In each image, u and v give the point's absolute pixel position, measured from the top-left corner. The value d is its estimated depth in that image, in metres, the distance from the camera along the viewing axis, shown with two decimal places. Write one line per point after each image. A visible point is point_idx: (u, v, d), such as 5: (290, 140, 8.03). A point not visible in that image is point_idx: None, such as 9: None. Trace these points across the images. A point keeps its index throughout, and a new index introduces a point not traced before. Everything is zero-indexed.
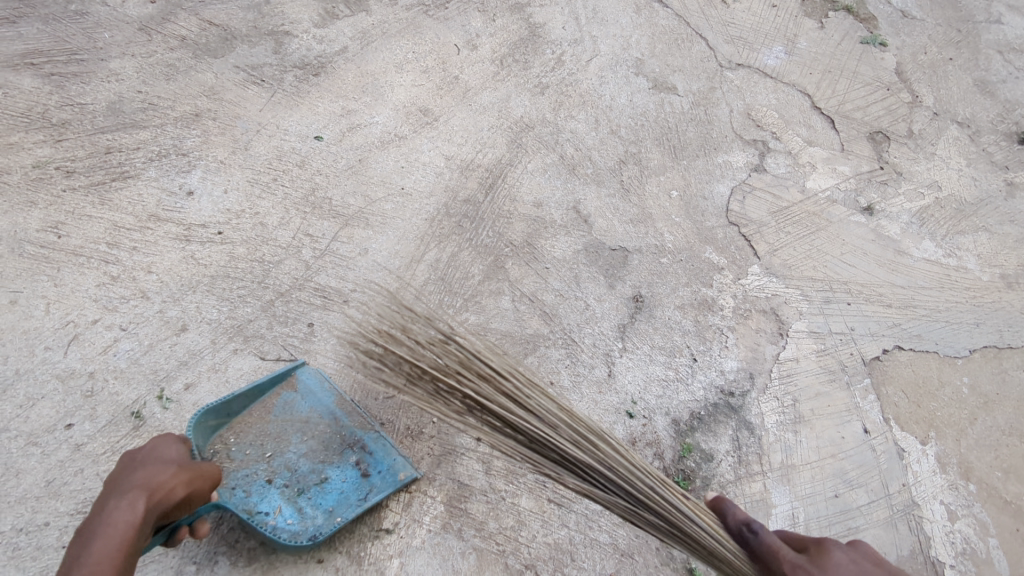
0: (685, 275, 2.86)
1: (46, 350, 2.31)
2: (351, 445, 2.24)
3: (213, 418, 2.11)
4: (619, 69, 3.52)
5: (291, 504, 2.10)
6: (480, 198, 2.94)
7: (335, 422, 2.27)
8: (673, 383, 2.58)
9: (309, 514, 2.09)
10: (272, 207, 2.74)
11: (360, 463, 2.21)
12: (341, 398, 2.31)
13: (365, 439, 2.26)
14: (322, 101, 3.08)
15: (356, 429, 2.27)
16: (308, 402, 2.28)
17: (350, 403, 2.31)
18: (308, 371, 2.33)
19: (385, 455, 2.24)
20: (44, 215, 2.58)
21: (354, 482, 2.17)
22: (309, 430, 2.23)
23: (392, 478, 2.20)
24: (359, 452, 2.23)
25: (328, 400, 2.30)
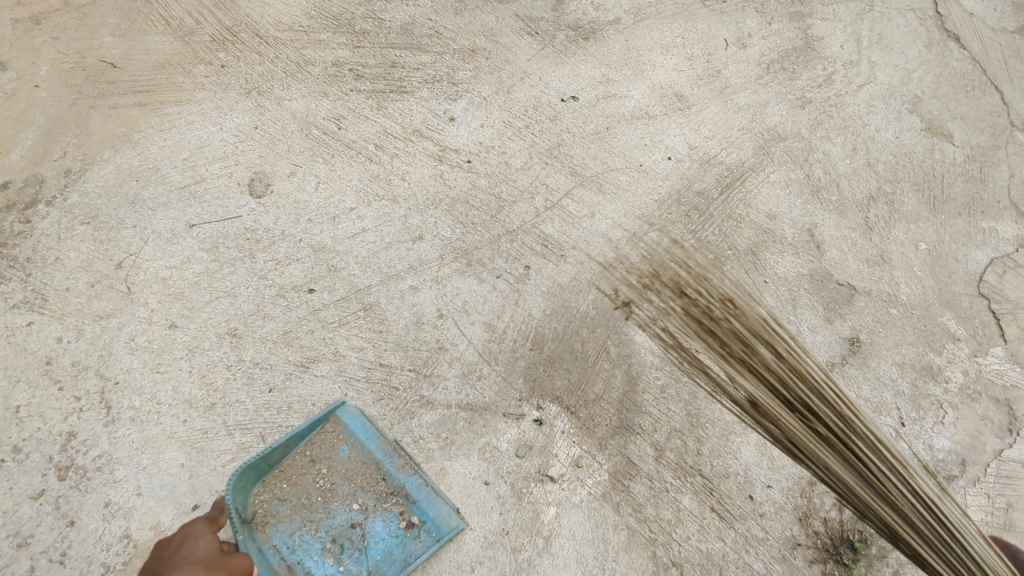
0: (914, 334, 2.63)
1: (308, 221, 2.62)
2: (393, 492, 2.16)
3: (254, 472, 2.06)
4: (893, 101, 3.23)
5: (336, 558, 2.03)
6: (714, 194, 2.88)
7: (379, 467, 2.18)
8: (872, 440, 2.40)
9: (354, 572, 2.02)
10: (519, 151, 2.88)
11: (403, 515, 2.12)
12: (384, 440, 2.21)
13: (409, 487, 2.16)
14: (585, 65, 3.16)
15: (398, 476, 2.18)
16: (349, 443, 2.20)
17: (393, 446, 2.21)
18: (349, 413, 2.22)
19: (429, 504, 2.14)
20: (332, 107, 2.91)
21: (395, 543, 2.08)
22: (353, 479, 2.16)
23: (436, 531, 2.09)
24: (402, 501, 2.15)
25: (372, 445, 2.20)
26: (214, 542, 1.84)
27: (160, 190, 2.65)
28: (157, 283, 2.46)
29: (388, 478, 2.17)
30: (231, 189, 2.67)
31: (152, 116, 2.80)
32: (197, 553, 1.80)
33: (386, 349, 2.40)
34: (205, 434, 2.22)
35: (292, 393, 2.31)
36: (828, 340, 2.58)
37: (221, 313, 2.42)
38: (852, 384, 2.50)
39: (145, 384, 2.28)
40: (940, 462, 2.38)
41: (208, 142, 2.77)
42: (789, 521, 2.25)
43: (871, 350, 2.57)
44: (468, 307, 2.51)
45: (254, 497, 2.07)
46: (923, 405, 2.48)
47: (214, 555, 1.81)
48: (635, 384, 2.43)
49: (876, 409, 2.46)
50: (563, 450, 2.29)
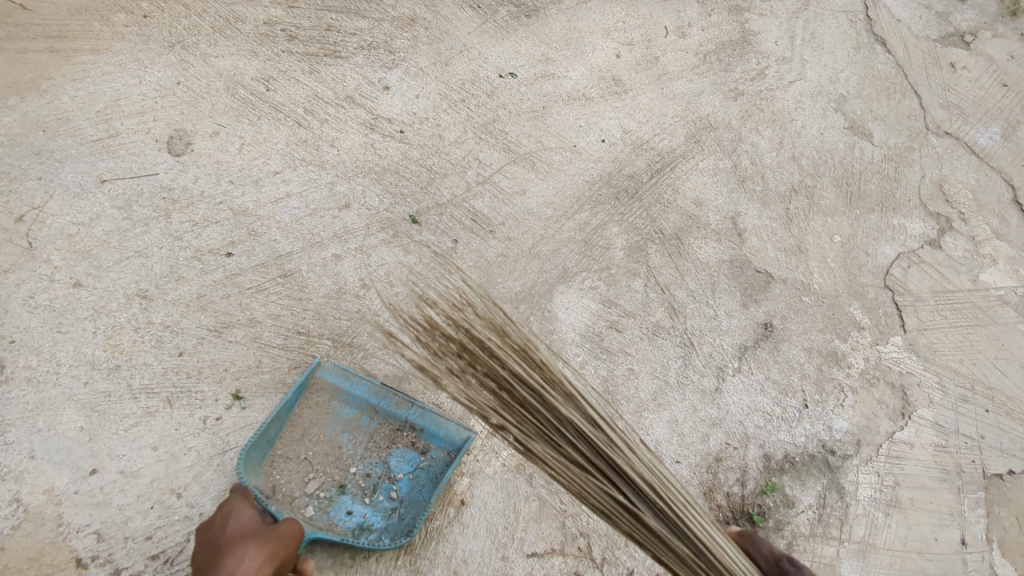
0: (822, 321, 2.75)
1: (229, 183, 2.54)
2: (399, 430, 2.21)
3: (257, 452, 2.05)
4: (820, 99, 3.35)
5: (371, 502, 2.10)
6: (644, 178, 2.93)
7: (374, 411, 2.22)
8: (776, 420, 2.51)
9: (391, 506, 2.10)
10: (453, 124, 2.86)
11: (416, 443, 2.21)
12: (369, 385, 2.23)
13: (412, 419, 2.22)
14: (525, 43, 3.15)
15: (397, 412, 2.22)
16: (335, 399, 2.21)
17: (380, 389, 2.23)
18: (328, 367, 2.22)
19: (436, 427, 2.22)
20: (261, 67, 2.81)
21: (417, 471, 2.17)
22: (358, 432, 2.19)
23: (452, 446, 2.20)
24: (411, 432, 2.22)
25: (360, 394, 2.22)
26: (255, 517, 1.81)
27: (70, 142, 2.51)
28: (62, 240, 2.34)
29: (387, 417, 2.22)
30: (148, 145, 2.56)
31: (63, 64, 2.64)
32: (244, 528, 1.74)
33: (305, 316, 2.36)
34: (108, 397, 2.14)
35: (203, 358, 2.24)
36: (742, 324, 2.68)
37: (131, 273, 2.33)
38: (762, 367, 2.61)
39: (44, 343, 2.18)
40: (837, 441, 2.52)
41: (125, 94, 2.64)
42: (694, 494, 2.33)
43: (783, 335, 2.69)
44: (391, 279, 2.49)
45: (264, 475, 2.05)
46: (826, 388, 2.62)
47: (260, 528, 1.77)
48: (555, 360, 2.46)
49: (782, 391, 2.57)
50: (480, 424, 2.31)
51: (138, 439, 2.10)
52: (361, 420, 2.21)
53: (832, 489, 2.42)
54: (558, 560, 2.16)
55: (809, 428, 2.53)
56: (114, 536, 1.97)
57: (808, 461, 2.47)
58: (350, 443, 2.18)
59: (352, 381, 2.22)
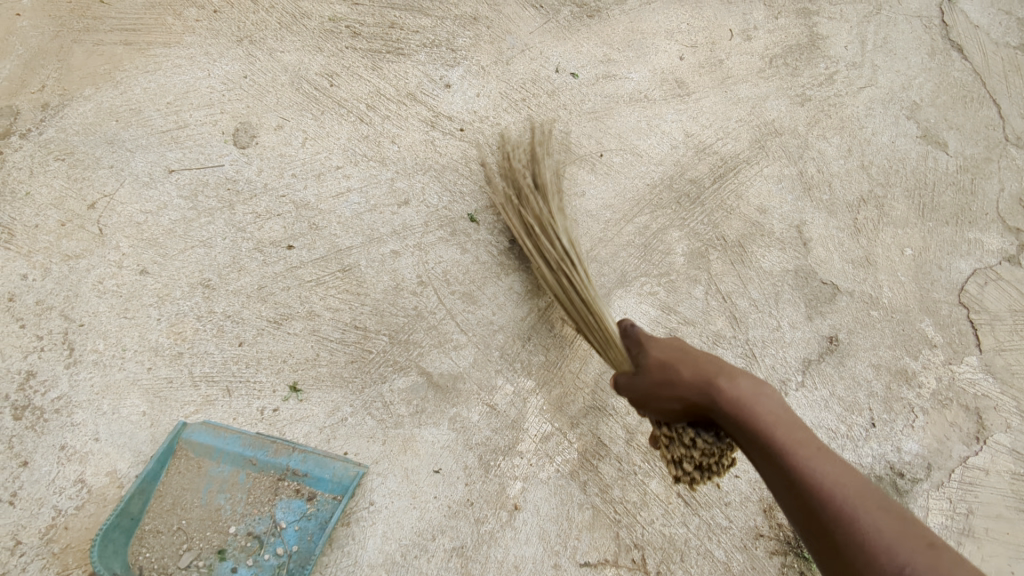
0: (892, 337, 2.63)
1: (292, 177, 2.56)
2: (282, 477, 2.10)
3: (122, 533, 1.94)
4: (891, 106, 3.22)
5: (257, 562, 2.01)
6: (706, 183, 2.85)
7: (250, 464, 2.08)
8: (841, 438, 2.41)
9: (280, 560, 2.01)
10: (513, 124, 2.83)
11: (301, 490, 2.10)
12: (240, 439, 2.08)
13: (291, 465, 2.09)
14: (587, 43, 3.11)
15: (276, 459, 2.09)
16: (207, 458, 2.07)
17: (253, 440, 2.08)
18: (192, 430, 2.07)
19: (321, 470, 2.10)
20: (325, 63, 2.83)
21: (303, 521, 2.07)
22: (238, 489, 2.07)
23: (339, 488, 2.09)
24: (294, 479, 2.10)
25: (232, 448, 2.08)
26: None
27: (141, 132, 2.56)
28: (131, 227, 2.39)
29: (265, 467, 2.09)
30: (214, 137, 2.60)
31: (137, 56, 2.70)
32: None
33: (363, 312, 2.36)
34: (170, 384, 2.17)
35: (263, 349, 2.26)
36: (807, 336, 2.58)
37: (195, 262, 2.36)
38: (827, 383, 2.50)
39: (111, 328, 2.22)
40: (906, 464, 2.40)
41: (194, 87, 2.68)
42: (753, 511, 2.25)
43: (849, 350, 2.58)
44: (448, 277, 2.47)
45: (133, 555, 1.95)
46: (895, 407, 2.50)
47: None
48: (612, 366, 2.41)
49: (848, 408, 2.46)
50: (534, 428, 2.27)
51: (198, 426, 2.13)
52: (238, 477, 2.08)
53: None
54: (610, 572, 2.11)
55: (877, 448, 2.41)
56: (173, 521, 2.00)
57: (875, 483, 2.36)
58: (228, 501, 2.06)
59: (222, 443, 2.08)
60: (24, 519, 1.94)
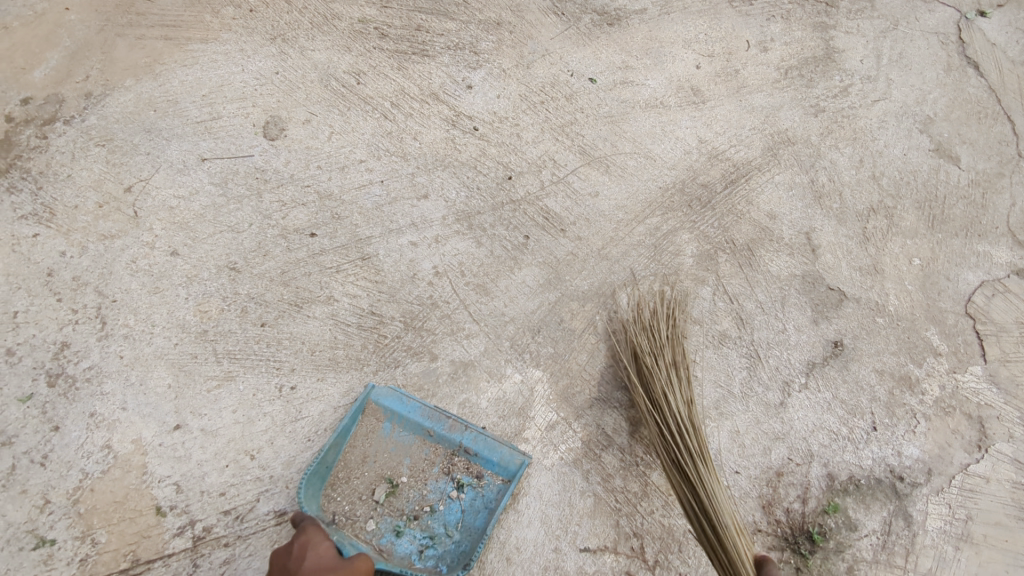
0: (896, 344, 2.67)
1: (317, 169, 2.67)
2: (454, 453, 2.24)
3: (318, 478, 2.11)
4: (904, 120, 3.26)
5: (426, 530, 2.15)
6: (718, 188, 2.92)
7: (428, 435, 2.25)
8: (842, 440, 2.45)
9: (446, 533, 2.15)
10: (532, 125, 2.92)
11: (471, 468, 2.23)
12: (422, 410, 2.25)
13: (465, 443, 2.24)
14: (606, 50, 3.19)
15: (451, 436, 2.24)
16: (390, 421, 2.25)
17: (433, 413, 2.25)
18: (380, 393, 2.25)
19: (490, 451, 2.23)
20: (353, 62, 2.95)
21: (472, 496, 2.20)
22: (417, 458, 2.23)
23: (507, 471, 2.22)
24: (465, 456, 2.24)
25: (413, 418, 2.25)
26: (333, 551, 1.80)
27: (177, 122, 2.69)
28: (163, 211, 2.51)
29: (440, 440, 2.25)
30: (246, 129, 2.72)
31: (176, 51, 2.84)
32: (320, 563, 1.75)
33: (380, 298, 2.46)
34: (194, 359, 2.28)
35: (283, 330, 2.36)
36: (812, 340, 2.63)
37: (222, 246, 2.47)
38: (830, 385, 2.55)
39: (141, 304, 2.34)
40: (906, 468, 2.43)
41: (228, 81, 2.81)
42: (751, 507, 2.30)
43: (853, 354, 2.62)
44: (463, 269, 2.56)
45: (326, 498, 2.13)
46: (897, 412, 2.53)
47: (337, 560, 1.78)
48: (618, 360, 2.48)
49: (850, 411, 2.51)
50: (540, 416, 2.35)
51: (218, 401, 2.23)
52: (418, 446, 2.25)
53: (898, 516, 2.34)
54: (610, 558, 2.17)
55: (877, 451, 2.45)
56: (192, 489, 2.09)
57: (874, 486, 2.39)
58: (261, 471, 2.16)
59: (407, 414, 2.25)
60: (54, 479, 2.05)
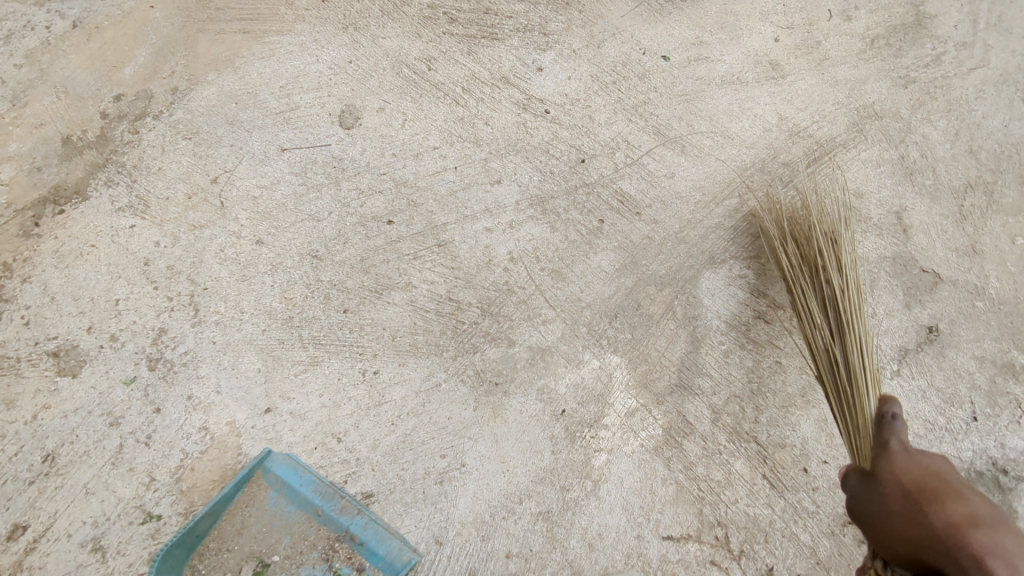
0: (999, 329, 2.51)
1: (392, 156, 2.70)
2: (337, 537, 2.11)
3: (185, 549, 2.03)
4: (1005, 89, 3.03)
5: None
6: (800, 166, 2.80)
7: (316, 514, 2.12)
8: (939, 430, 2.33)
9: None
10: (604, 106, 2.86)
11: (352, 558, 2.10)
12: (315, 485, 2.13)
13: (352, 529, 2.11)
14: (679, 25, 3.09)
15: (340, 519, 2.11)
16: (278, 492, 2.14)
17: (326, 491, 2.13)
18: (274, 462, 2.15)
19: (377, 543, 2.09)
20: (424, 48, 2.96)
21: None
22: (297, 539, 2.11)
23: (391, 568, 2.06)
24: (349, 543, 2.10)
25: (303, 492, 2.13)
26: None
27: (257, 113, 2.77)
28: (248, 201, 2.59)
29: (327, 522, 2.12)
30: (322, 119, 2.77)
31: (254, 44, 2.91)
32: None
33: (456, 285, 2.48)
34: (281, 344, 2.36)
35: (364, 316, 2.41)
36: (905, 325, 2.50)
37: (304, 234, 2.54)
38: (925, 372, 2.42)
39: (231, 292, 2.43)
40: (1011, 461, 2.30)
41: (304, 72, 2.87)
42: (842, 498, 2.22)
43: (950, 340, 2.48)
44: (538, 254, 2.55)
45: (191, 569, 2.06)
46: (999, 402, 2.39)
47: None
48: (698, 346, 2.42)
49: (948, 400, 2.38)
50: (619, 403, 2.32)
51: (305, 385, 2.30)
52: (303, 525, 2.12)
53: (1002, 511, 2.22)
54: (694, 546, 2.14)
55: (978, 442, 2.32)
56: None
57: (975, 479, 2.27)
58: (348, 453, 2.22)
59: (297, 490, 2.13)
60: (158, 459, 2.16)
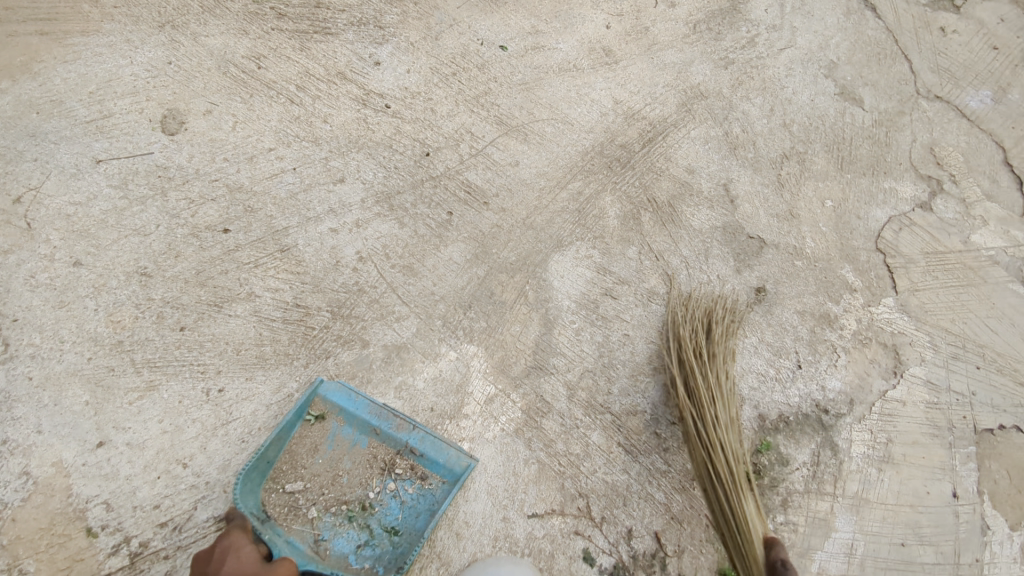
0: (815, 284, 2.78)
1: (224, 161, 2.57)
2: (398, 453, 2.21)
3: (258, 475, 2.09)
4: (810, 66, 3.33)
5: (369, 532, 2.11)
6: (636, 147, 2.94)
7: (375, 433, 2.22)
8: (770, 381, 2.55)
9: (387, 533, 2.11)
10: (445, 98, 2.87)
11: (414, 469, 2.20)
12: (370, 407, 2.24)
13: (411, 442, 2.22)
14: (515, 15, 3.14)
15: (398, 435, 2.22)
16: (337, 416, 2.23)
17: (380, 411, 2.24)
18: (330, 389, 2.24)
19: (436, 453, 2.21)
20: (252, 45, 2.83)
21: (413, 497, 2.17)
22: (360, 456, 2.20)
23: (451, 474, 2.20)
24: (410, 457, 2.21)
25: (361, 415, 2.23)
26: (256, 556, 1.79)
27: (65, 123, 2.53)
28: (60, 220, 2.37)
29: (387, 440, 2.22)
30: (142, 125, 2.58)
31: (55, 47, 2.65)
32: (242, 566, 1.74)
33: (303, 290, 2.41)
34: (111, 372, 2.18)
35: (205, 332, 2.29)
36: (736, 289, 2.71)
37: (129, 251, 2.36)
38: (755, 330, 2.64)
39: (46, 320, 2.21)
40: (830, 401, 2.56)
41: (116, 75, 2.65)
42: (690, 455, 2.38)
43: (775, 299, 2.72)
44: (387, 251, 2.52)
45: (266, 493, 2.11)
46: (819, 349, 2.65)
47: (258, 565, 1.77)
48: (551, 327, 2.50)
49: (776, 352, 2.61)
50: (479, 390, 2.36)
51: (142, 412, 2.14)
52: (362, 443, 2.22)
53: (825, 446, 2.47)
54: (558, 520, 2.22)
55: (803, 388, 2.57)
56: (123, 505, 2.02)
57: (802, 421, 2.51)
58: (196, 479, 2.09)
59: (353, 415, 2.23)
60: None
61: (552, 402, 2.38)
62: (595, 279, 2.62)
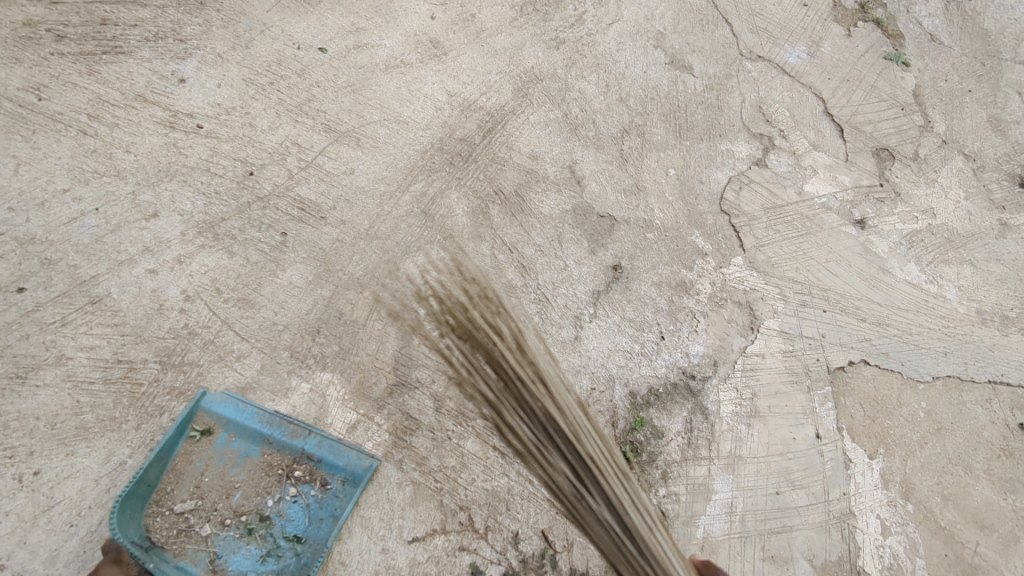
0: (668, 254, 2.82)
1: (8, 211, 2.25)
2: (294, 460, 2.11)
3: (140, 499, 1.94)
4: (639, 38, 3.38)
5: (269, 546, 2.01)
6: (476, 139, 2.86)
7: (267, 443, 2.11)
8: (637, 356, 2.57)
9: (288, 545, 2.02)
10: (264, 110, 2.65)
11: (313, 475, 2.11)
12: (262, 416, 2.12)
13: (307, 448, 2.12)
14: (332, 14, 2.97)
15: (293, 442, 2.12)
16: (223, 429, 2.10)
17: (272, 419, 2.12)
18: (215, 400, 2.11)
19: (335, 457, 2.13)
20: (27, 75, 2.51)
21: (314, 504, 2.08)
22: (251, 467, 2.08)
23: (353, 476, 2.13)
24: (307, 463, 2.12)
25: (251, 425, 2.11)
26: None
27: None
28: None
29: (281, 448, 2.12)
30: None
31: None
32: None
33: (124, 343, 2.15)
34: None
35: (7, 411, 1.99)
36: (593, 270, 2.70)
37: None
38: (617, 309, 2.65)
39: None
40: (695, 366, 2.61)
41: None
42: (568, 445, 2.35)
43: (632, 274, 2.73)
44: (218, 285, 2.30)
45: (150, 517, 1.97)
46: (679, 317, 2.69)
47: None
48: (410, 339, 2.39)
49: (639, 327, 2.63)
50: (339, 419, 2.21)
51: None
52: (254, 454, 2.10)
53: (696, 412, 2.52)
54: (441, 540, 2.11)
55: (668, 358, 2.60)
56: None
57: (671, 391, 2.54)
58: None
59: (242, 425, 2.11)
60: None
61: (419, 418, 2.27)
62: (450, 282, 2.52)
